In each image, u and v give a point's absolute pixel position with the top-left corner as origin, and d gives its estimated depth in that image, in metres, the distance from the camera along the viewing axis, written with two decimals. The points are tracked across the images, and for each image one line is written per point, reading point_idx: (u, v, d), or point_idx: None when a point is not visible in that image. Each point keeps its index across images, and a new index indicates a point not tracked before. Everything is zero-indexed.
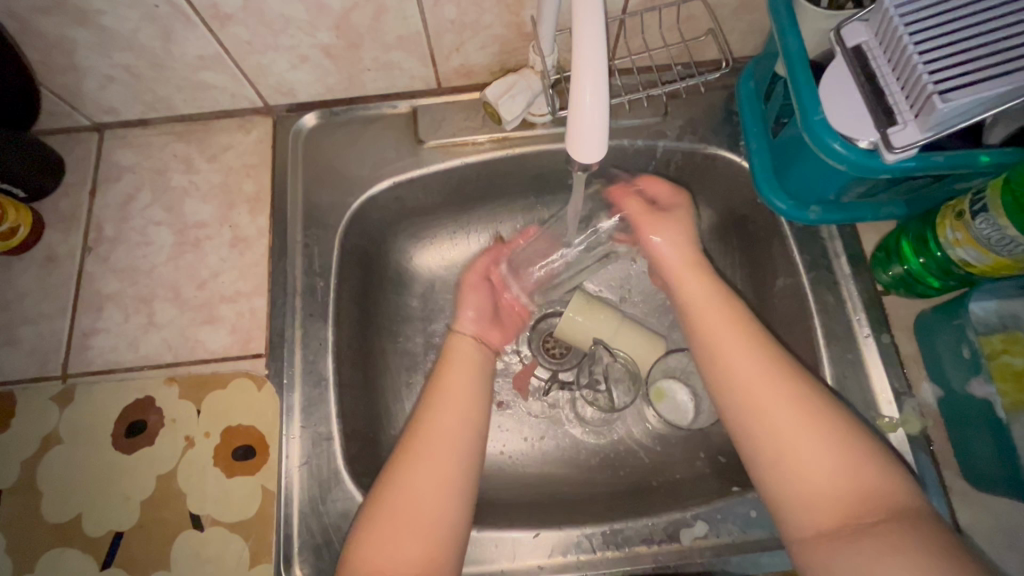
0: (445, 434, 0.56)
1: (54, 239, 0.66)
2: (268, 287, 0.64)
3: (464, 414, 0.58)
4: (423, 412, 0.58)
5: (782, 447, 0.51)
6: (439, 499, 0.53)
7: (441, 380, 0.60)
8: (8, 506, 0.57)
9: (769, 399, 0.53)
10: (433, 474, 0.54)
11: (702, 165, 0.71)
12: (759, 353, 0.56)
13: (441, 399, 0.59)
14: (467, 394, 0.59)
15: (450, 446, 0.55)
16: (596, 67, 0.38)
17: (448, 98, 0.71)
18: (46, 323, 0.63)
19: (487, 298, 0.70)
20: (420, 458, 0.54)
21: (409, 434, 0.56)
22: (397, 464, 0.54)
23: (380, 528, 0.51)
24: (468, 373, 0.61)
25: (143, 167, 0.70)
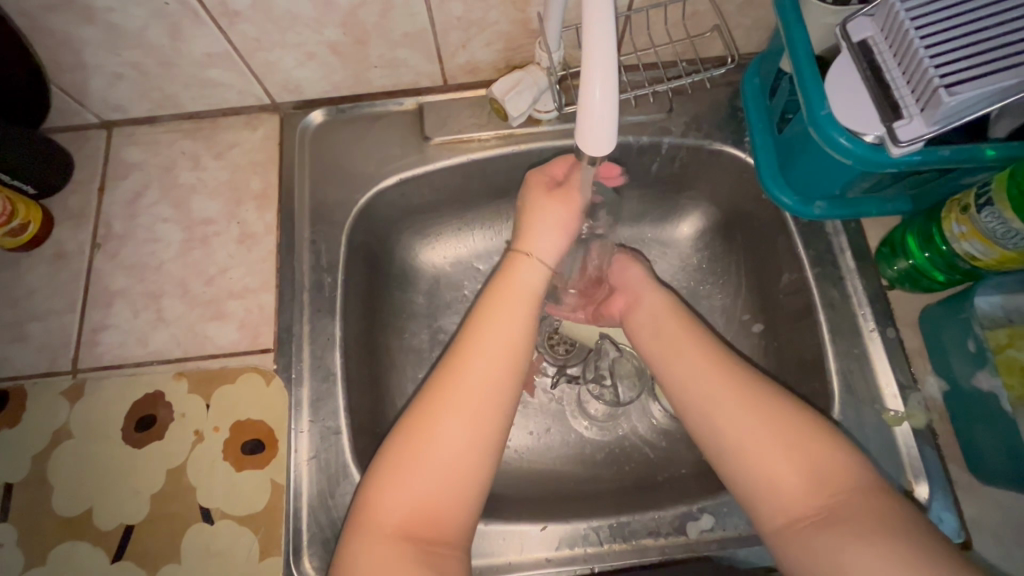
0: (482, 376, 0.53)
1: (63, 236, 0.67)
2: (276, 282, 0.65)
3: (506, 359, 0.55)
4: (461, 351, 0.55)
5: (742, 448, 0.51)
6: (467, 445, 0.51)
7: (488, 315, 0.56)
8: (19, 500, 0.57)
9: (727, 406, 0.53)
10: (464, 418, 0.52)
11: (706, 161, 0.71)
12: (713, 358, 0.57)
13: (483, 335, 0.55)
14: (508, 336, 0.56)
15: (485, 390, 0.53)
16: (605, 63, 0.38)
17: (454, 95, 0.71)
18: (56, 319, 0.64)
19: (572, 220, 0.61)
20: (451, 400, 0.52)
21: (442, 370, 0.54)
22: (429, 402, 0.52)
23: (405, 468, 0.50)
24: (520, 308, 0.57)
25: (151, 164, 0.70)
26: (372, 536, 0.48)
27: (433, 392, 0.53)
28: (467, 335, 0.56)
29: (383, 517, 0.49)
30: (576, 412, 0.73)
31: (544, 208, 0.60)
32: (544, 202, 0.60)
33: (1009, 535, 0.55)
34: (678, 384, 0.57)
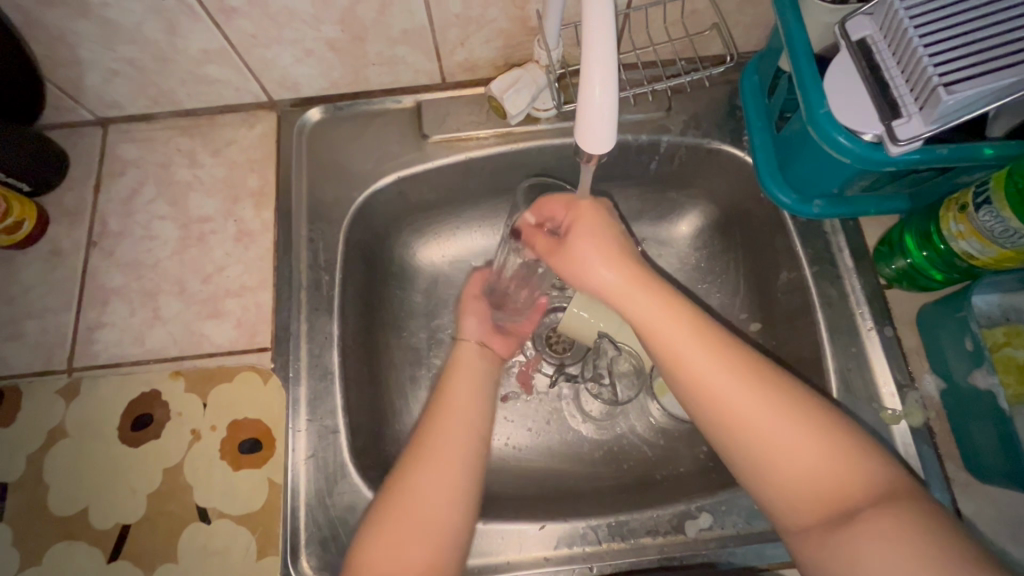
0: (456, 443, 0.56)
1: (59, 233, 0.66)
2: (274, 281, 0.65)
3: (474, 416, 0.58)
4: (433, 420, 0.57)
5: (763, 448, 0.49)
6: (447, 506, 0.52)
7: (451, 387, 0.60)
8: (14, 500, 0.57)
9: (740, 395, 0.50)
10: (446, 478, 0.53)
11: (705, 160, 0.71)
12: (724, 355, 0.52)
13: (452, 406, 0.58)
14: (477, 394, 0.60)
15: (459, 455, 0.55)
16: (606, 61, 0.38)
17: (453, 93, 0.71)
18: (51, 317, 0.63)
19: (486, 318, 0.68)
20: (428, 464, 0.54)
21: (419, 439, 0.56)
22: (409, 469, 0.54)
23: (390, 527, 0.51)
24: (474, 382, 0.61)
25: (148, 161, 0.70)
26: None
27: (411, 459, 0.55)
28: (439, 404, 0.59)
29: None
30: (575, 410, 0.73)
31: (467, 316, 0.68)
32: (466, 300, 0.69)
33: (1007, 532, 0.55)
34: (688, 381, 0.52)
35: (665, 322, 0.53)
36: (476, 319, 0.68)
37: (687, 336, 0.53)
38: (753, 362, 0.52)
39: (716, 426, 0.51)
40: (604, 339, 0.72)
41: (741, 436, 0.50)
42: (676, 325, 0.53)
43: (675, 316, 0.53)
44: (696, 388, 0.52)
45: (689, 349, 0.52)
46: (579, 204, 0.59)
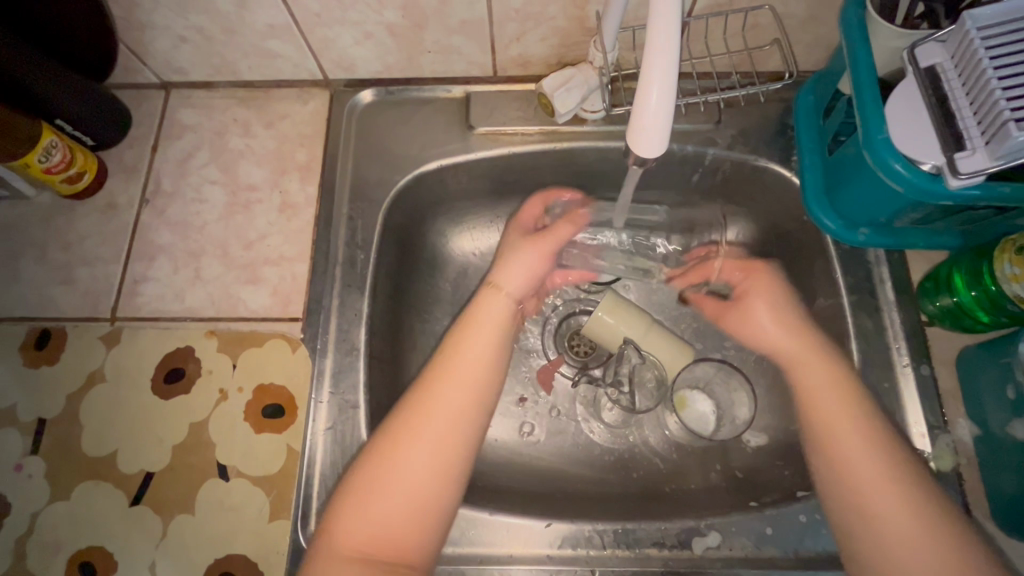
0: (449, 415, 0.55)
1: (115, 188, 0.69)
2: (311, 254, 0.66)
3: (473, 389, 0.57)
4: (428, 385, 0.56)
5: (874, 500, 0.50)
6: (432, 478, 0.52)
7: (459, 349, 0.58)
8: (50, 435, 0.60)
9: (873, 467, 0.51)
10: (430, 450, 0.53)
11: (750, 177, 0.70)
12: (870, 418, 0.54)
13: (449, 376, 0.57)
14: (480, 366, 0.58)
15: (456, 423, 0.55)
16: (666, 67, 0.38)
17: (503, 88, 0.72)
18: (101, 267, 0.66)
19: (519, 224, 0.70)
20: (415, 433, 0.53)
21: (405, 406, 0.55)
22: (391, 434, 0.53)
23: (364, 496, 0.51)
24: (485, 337, 0.60)
25: (204, 127, 0.72)
26: (332, 559, 0.49)
27: (395, 428, 0.54)
28: (434, 373, 0.57)
29: (343, 541, 0.49)
30: (590, 415, 0.74)
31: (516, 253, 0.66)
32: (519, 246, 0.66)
33: None
34: (828, 432, 0.54)
35: (815, 374, 0.58)
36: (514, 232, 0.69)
37: (842, 395, 0.56)
38: (885, 439, 0.53)
39: (838, 482, 0.52)
40: (628, 347, 0.71)
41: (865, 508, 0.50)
42: (820, 384, 0.57)
43: (833, 365, 0.58)
44: (829, 440, 0.54)
45: (829, 407, 0.55)
46: (758, 274, 0.66)
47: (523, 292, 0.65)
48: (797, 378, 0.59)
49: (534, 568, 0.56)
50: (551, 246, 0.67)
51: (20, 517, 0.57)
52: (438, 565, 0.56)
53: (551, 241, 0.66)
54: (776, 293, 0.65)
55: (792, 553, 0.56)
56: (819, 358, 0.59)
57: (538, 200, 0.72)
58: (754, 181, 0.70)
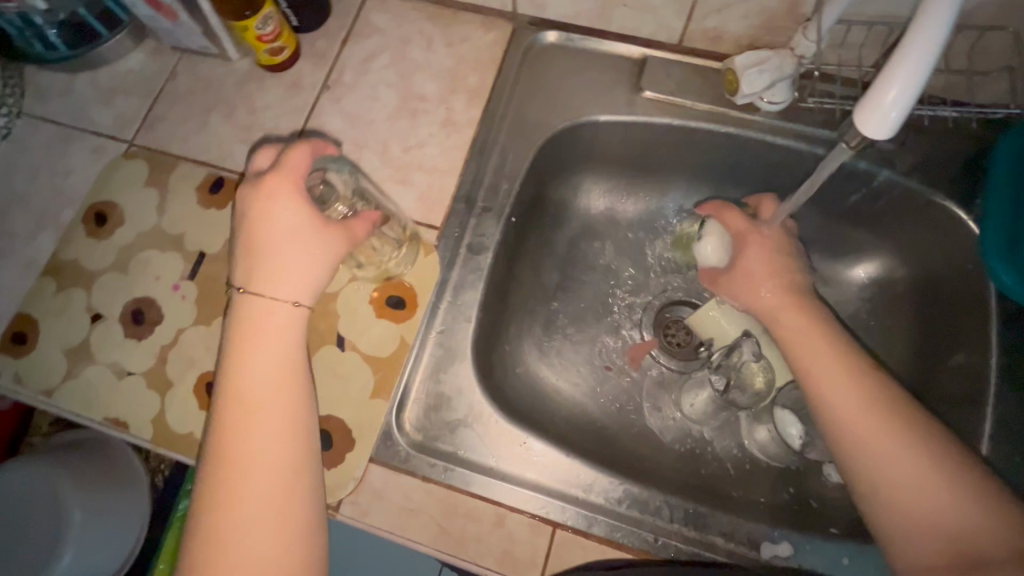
0: (267, 487, 0.48)
1: (303, 69, 0.75)
2: (461, 172, 0.69)
3: (281, 440, 0.49)
4: (223, 456, 0.48)
5: (905, 488, 0.48)
6: (272, 544, 0.46)
7: (244, 411, 0.49)
8: (206, 268, 0.67)
9: (875, 425, 0.51)
10: (262, 519, 0.47)
11: (917, 211, 0.66)
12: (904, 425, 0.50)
13: (247, 447, 0.48)
14: (279, 417, 0.49)
15: (278, 479, 0.48)
16: (928, 52, 0.36)
17: (684, 58, 0.71)
18: (278, 136, 0.72)
19: (305, 205, 0.52)
20: (229, 513, 0.47)
21: (209, 483, 0.48)
22: (209, 531, 0.46)
23: None
24: (270, 385, 0.50)
25: (391, 33, 0.76)
26: None
27: (211, 508, 0.47)
28: (229, 447, 0.48)
29: None
30: (673, 400, 0.73)
31: (279, 245, 0.51)
32: (293, 249, 0.52)
33: None
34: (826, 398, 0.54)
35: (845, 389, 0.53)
36: (295, 216, 0.51)
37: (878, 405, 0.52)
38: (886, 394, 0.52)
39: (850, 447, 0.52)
40: (748, 339, 0.69)
41: (868, 464, 0.50)
42: (855, 400, 0.52)
43: (855, 372, 0.54)
44: (870, 454, 0.50)
45: (829, 374, 0.54)
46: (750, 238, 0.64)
47: (302, 295, 0.52)
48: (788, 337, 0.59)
49: (598, 518, 0.57)
50: (346, 252, 0.54)
51: (167, 329, 0.65)
52: (509, 485, 0.58)
53: (347, 250, 0.54)
54: (778, 254, 0.63)
55: None
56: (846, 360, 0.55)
57: (307, 150, 0.52)
58: (917, 217, 0.66)
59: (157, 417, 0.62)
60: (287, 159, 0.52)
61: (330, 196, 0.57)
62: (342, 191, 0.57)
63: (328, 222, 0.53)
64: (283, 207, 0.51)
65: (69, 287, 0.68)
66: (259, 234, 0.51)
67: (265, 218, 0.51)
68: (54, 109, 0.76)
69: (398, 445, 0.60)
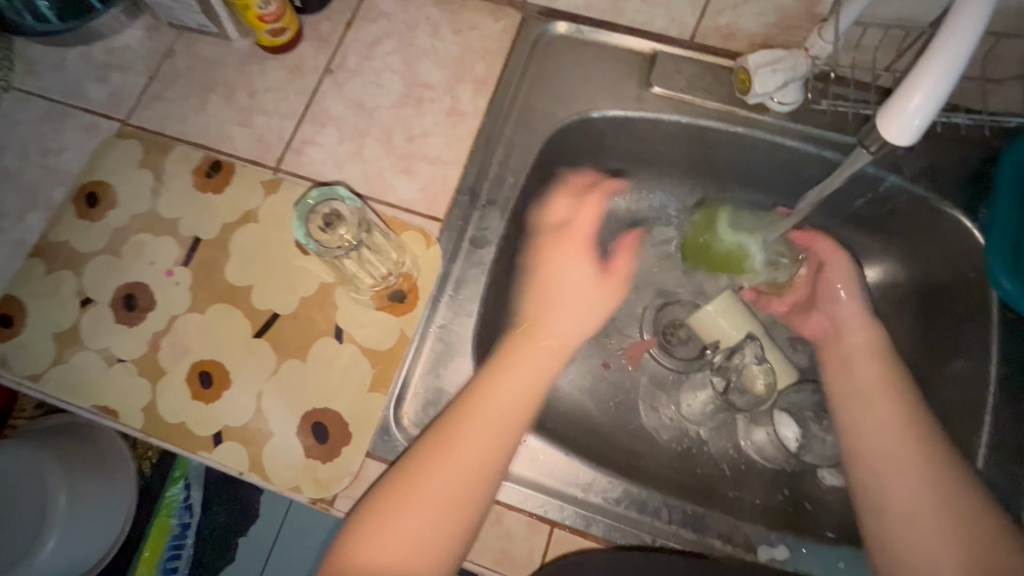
0: (462, 470, 0.51)
1: (306, 52, 0.73)
2: (466, 163, 0.68)
3: (499, 431, 0.54)
4: (459, 416, 0.54)
5: (920, 529, 0.50)
6: (451, 501, 0.50)
7: (491, 389, 0.56)
8: (202, 254, 0.65)
9: (900, 467, 0.54)
10: (455, 477, 0.51)
11: (922, 217, 0.66)
12: (918, 450, 0.54)
13: (472, 426, 0.53)
14: (507, 414, 0.55)
15: (491, 460, 0.52)
16: (957, 59, 0.35)
17: (695, 54, 0.69)
18: (278, 120, 0.70)
19: (586, 262, 0.67)
20: (437, 461, 0.51)
21: (434, 429, 0.54)
22: (406, 480, 0.51)
23: (380, 519, 0.49)
24: (511, 399, 0.55)
25: (397, 17, 0.74)
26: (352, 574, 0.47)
27: (420, 456, 0.52)
28: (452, 425, 0.53)
29: (371, 557, 0.47)
30: (671, 399, 0.73)
31: (557, 266, 0.66)
32: (563, 264, 0.66)
33: None
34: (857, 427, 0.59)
35: (870, 421, 0.58)
36: (579, 269, 0.66)
37: (897, 437, 0.56)
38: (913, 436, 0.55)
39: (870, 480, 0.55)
40: (751, 341, 0.68)
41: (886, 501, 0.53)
42: (879, 430, 0.57)
43: (889, 405, 0.58)
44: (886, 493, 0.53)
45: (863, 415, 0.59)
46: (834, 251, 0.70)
47: (566, 335, 0.63)
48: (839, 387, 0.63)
49: (596, 518, 0.57)
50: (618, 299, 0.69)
51: (160, 315, 0.63)
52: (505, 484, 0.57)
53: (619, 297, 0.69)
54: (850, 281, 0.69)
55: None
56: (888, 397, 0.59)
57: (593, 204, 0.70)
58: (922, 225, 0.66)
59: (148, 405, 0.61)
60: (577, 215, 0.69)
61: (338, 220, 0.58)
62: (348, 220, 0.58)
63: (609, 273, 0.69)
64: (569, 258, 0.66)
65: (58, 269, 0.66)
66: (551, 279, 0.66)
67: (545, 265, 0.67)
68: (45, 84, 0.73)
69: (395, 440, 0.59)
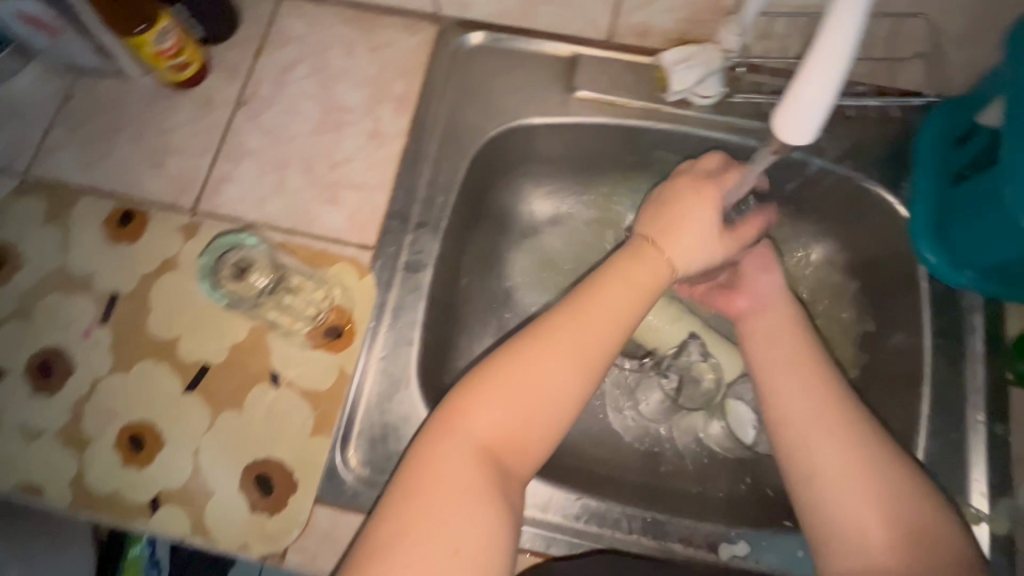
0: (558, 380, 0.47)
1: (214, 84, 0.69)
2: (393, 186, 0.66)
3: (618, 327, 0.51)
4: (577, 303, 0.51)
5: (837, 493, 0.48)
6: (561, 400, 0.47)
7: (605, 291, 0.52)
8: (121, 310, 0.61)
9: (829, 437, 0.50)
10: (572, 372, 0.48)
11: (850, 196, 0.66)
12: (845, 423, 0.51)
13: (583, 326, 0.49)
14: (634, 302, 0.52)
15: (605, 353, 0.49)
16: (840, 57, 0.35)
17: (615, 54, 0.68)
18: (191, 159, 0.67)
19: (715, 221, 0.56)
20: (550, 352, 0.48)
21: (551, 319, 0.50)
22: (503, 373, 0.47)
23: (495, 394, 0.46)
24: (612, 310, 0.51)
25: (308, 40, 0.71)
26: (452, 448, 0.44)
27: (537, 338, 0.48)
28: (551, 324, 0.49)
29: (469, 435, 0.45)
30: (627, 399, 0.70)
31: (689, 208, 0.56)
32: (689, 198, 0.56)
33: None
34: (771, 387, 0.55)
35: (791, 393, 0.54)
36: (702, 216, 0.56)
37: (821, 413, 0.52)
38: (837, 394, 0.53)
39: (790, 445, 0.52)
40: (695, 340, 0.69)
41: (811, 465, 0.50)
42: (804, 402, 0.53)
43: (811, 372, 0.54)
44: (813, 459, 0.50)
45: (784, 373, 0.55)
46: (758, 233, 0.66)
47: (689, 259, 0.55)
48: (758, 334, 0.59)
49: (556, 537, 0.56)
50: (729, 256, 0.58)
51: (82, 380, 0.60)
52: None
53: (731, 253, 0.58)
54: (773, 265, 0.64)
55: None
56: (808, 365, 0.55)
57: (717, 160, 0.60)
58: (855, 202, 0.67)
59: (76, 477, 0.57)
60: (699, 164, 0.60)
61: (251, 265, 0.60)
62: (261, 262, 0.60)
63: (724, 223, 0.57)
64: (696, 204, 0.56)
65: None
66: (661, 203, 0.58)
67: (675, 211, 0.57)
68: None
69: (344, 482, 0.57)
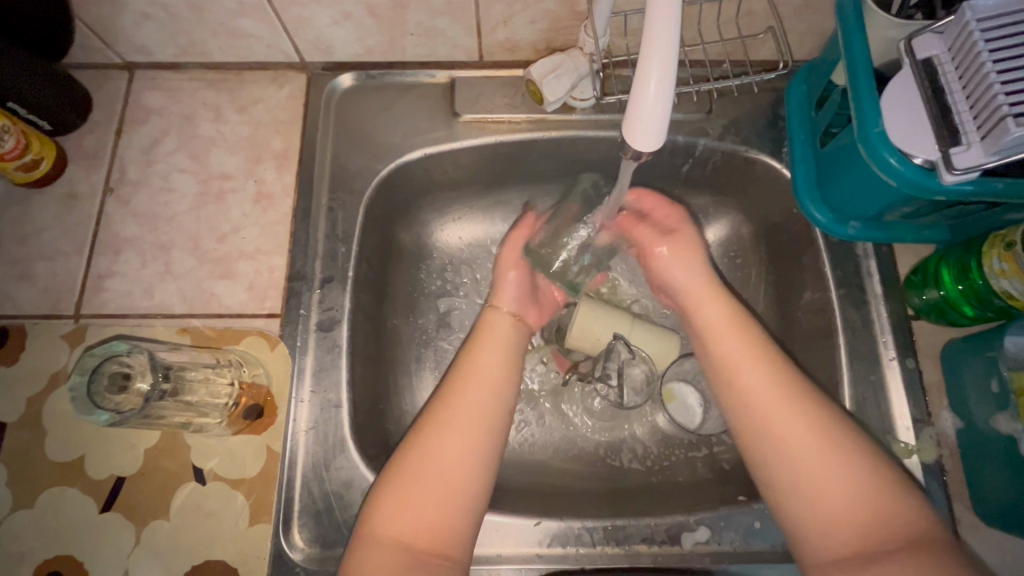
0: (457, 453, 0.51)
1: (76, 176, 0.65)
2: (289, 247, 0.63)
3: (494, 393, 0.55)
4: (455, 380, 0.56)
5: (814, 482, 0.48)
6: (465, 471, 0.50)
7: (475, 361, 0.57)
8: (12, 440, 0.56)
9: (791, 424, 0.51)
10: (465, 444, 0.51)
11: (740, 168, 0.69)
12: (803, 404, 0.51)
13: (464, 399, 0.54)
14: (503, 368, 0.57)
15: (486, 419, 0.53)
16: (668, 57, 0.36)
17: (490, 72, 0.69)
18: (63, 261, 0.62)
19: (526, 275, 0.66)
20: (445, 430, 0.52)
21: (438, 401, 0.54)
22: (406, 461, 0.50)
23: (403, 486, 0.49)
24: (486, 381, 0.56)
25: (172, 111, 0.67)
26: (373, 546, 0.47)
27: (432, 421, 0.53)
28: (440, 407, 0.54)
29: (386, 533, 0.47)
30: (578, 407, 0.70)
31: (506, 273, 0.65)
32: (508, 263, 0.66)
33: None
34: (727, 381, 0.55)
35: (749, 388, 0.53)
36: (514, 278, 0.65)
37: (771, 412, 0.52)
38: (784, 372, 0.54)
39: (754, 443, 0.52)
40: (619, 341, 0.66)
41: (775, 458, 0.50)
42: (764, 394, 0.53)
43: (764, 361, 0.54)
44: (784, 453, 0.50)
45: (744, 371, 0.55)
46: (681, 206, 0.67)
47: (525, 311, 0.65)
48: (706, 325, 0.59)
49: (523, 568, 0.55)
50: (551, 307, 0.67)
51: None
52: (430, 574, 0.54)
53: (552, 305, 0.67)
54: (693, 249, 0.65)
55: (780, 546, 0.56)
56: (755, 362, 0.55)
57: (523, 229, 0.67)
58: (748, 173, 0.69)
59: None
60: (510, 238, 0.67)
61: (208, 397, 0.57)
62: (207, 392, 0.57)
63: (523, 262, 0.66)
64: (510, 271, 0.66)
65: None
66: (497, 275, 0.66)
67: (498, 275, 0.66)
68: None
69: (293, 565, 0.54)
